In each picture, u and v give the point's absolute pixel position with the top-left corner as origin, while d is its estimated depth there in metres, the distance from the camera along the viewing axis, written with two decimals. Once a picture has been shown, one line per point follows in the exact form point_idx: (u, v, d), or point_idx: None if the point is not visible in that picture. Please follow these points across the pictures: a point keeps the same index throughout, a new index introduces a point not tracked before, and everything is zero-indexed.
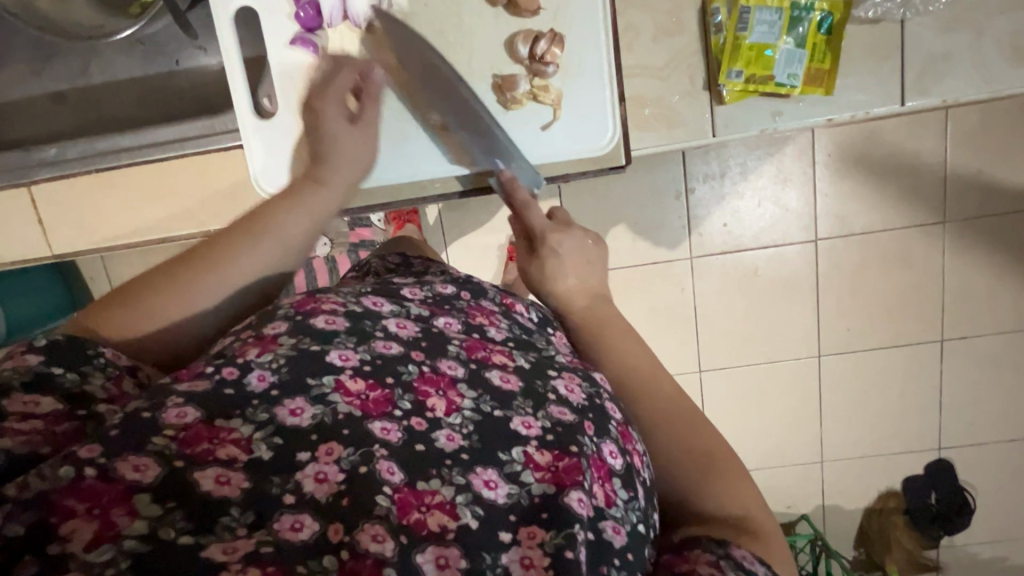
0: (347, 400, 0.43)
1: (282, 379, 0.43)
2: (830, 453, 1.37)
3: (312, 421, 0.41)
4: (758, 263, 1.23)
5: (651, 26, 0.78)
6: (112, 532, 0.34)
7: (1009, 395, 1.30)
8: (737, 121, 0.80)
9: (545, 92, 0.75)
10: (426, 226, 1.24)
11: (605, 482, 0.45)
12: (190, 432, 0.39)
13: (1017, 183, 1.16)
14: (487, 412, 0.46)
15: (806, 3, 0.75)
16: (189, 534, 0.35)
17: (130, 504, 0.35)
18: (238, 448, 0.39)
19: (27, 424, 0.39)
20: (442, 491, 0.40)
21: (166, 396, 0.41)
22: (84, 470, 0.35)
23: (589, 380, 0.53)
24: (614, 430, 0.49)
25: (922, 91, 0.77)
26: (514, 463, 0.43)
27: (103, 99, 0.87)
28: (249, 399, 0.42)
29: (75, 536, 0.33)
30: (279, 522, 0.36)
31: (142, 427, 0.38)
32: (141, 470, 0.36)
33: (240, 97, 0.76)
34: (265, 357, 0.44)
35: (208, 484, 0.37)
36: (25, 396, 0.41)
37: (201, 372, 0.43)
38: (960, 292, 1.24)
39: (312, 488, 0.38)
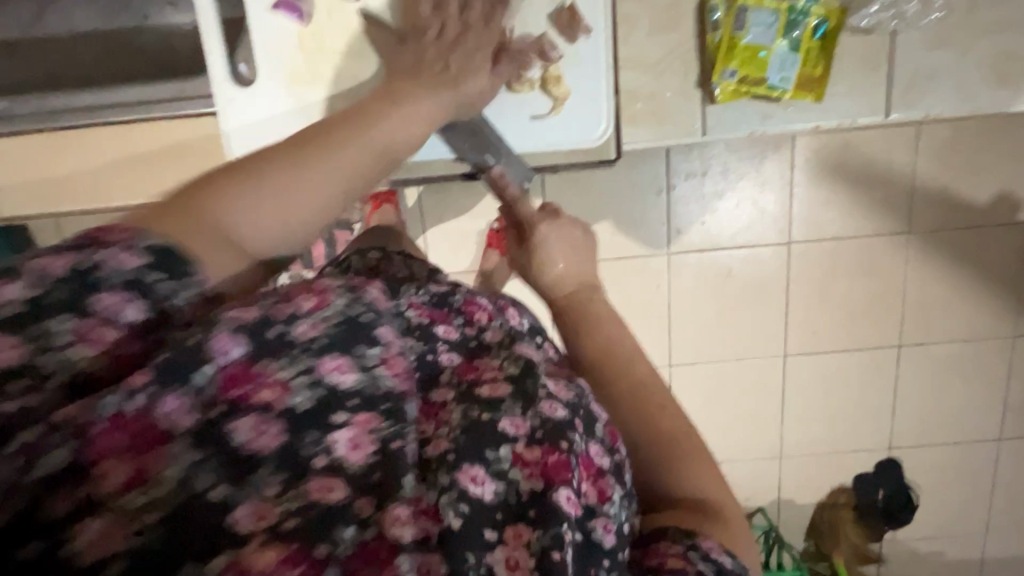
0: (392, 375, 0.44)
1: (332, 334, 0.44)
2: (788, 449, 1.42)
3: (354, 386, 0.42)
4: (732, 263, 1.25)
5: (648, 19, 0.76)
6: (145, 475, 0.35)
7: (957, 401, 1.37)
8: (726, 121, 0.80)
9: (555, 85, 0.73)
10: (405, 208, 1.21)
11: (596, 481, 0.46)
12: (229, 373, 0.40)
13: (978, 199, 1.21)
14: (474, 417, 0.45)
15: (803, 7, 0.74)
16: (221, 488, 0.36)
17: (163, 449, 0.36)
18: (275, 394, 0.40)
19: (110, 337, 0.41)
20: (426, 496, 0.40)
21: (217, 321, 0.42)
22: (123, 406, 0.37)
23: (575, 385, 0.52)
24: (601, 430, 0.50)
25: (908, 105, 0.79)
26: (502, 460, 0.43)
27: (62, 53, 0.80)
28: (291, 346, 0.42)
29: (113, 475, 0.35)
30: (309, 485, 0.37)
31: (178, 368, 0.39)
32: (179, 410, 0.38)
33: (217, 62, 0.71)
34: (322, 311, 0.45)
35: (244, 433, 0.38)
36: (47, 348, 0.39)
37: (248, 307, 0.45)
38: (919, 301, 1.29)
39: (347, 454, 0.39)
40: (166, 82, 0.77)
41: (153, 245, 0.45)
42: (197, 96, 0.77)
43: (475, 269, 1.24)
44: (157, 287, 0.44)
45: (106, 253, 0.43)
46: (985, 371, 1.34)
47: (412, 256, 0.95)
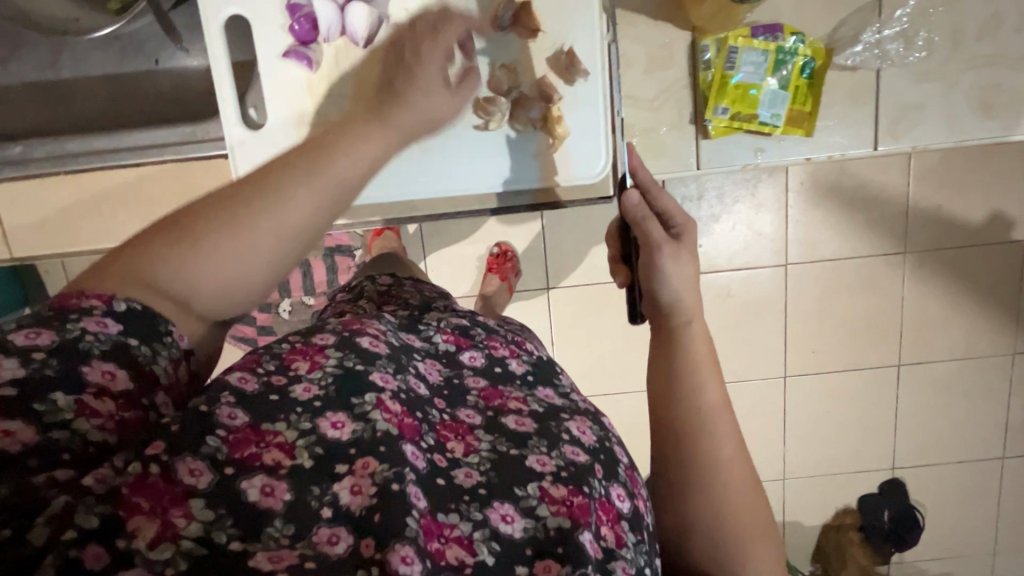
0: (386, 417, 0.44)
1: (327, 393, 0.44)
2: (792, 470, 1.41)
3: (352, 436, 0.42)
4: (730, 284, 1.27)
5: (643, 58, 0.79)
6: (171, 532, 0.36)
7: (959, 419, 1.37)
8: (721, 154, 0.82)
9: (555, 125, 0.75)
10: (407, 235, 1.23)
11: (614, 524, 0.47)
12: (238, 436, 0.40)
13: (970, 220, 1.23)
14: (503, 451, 0.47)
15: (791, 47, 0.77)
16: (238, 539, 0.36)
17: (187, 506, 0.37)
18: (283, 453, 0.40)
19: (102, 404, 0.40)
20: (461, 526, 0.42)
21: (218, 392, 0.42)
22: (149, 467, 0.37)
23: (597, 422, 0.54)
24: (622, 473, 0.51)
25: (895, 137, 0.81)
26: (530, 497, 0.44)
27: (72, 96, 0.82)
28: (293, 406, 0.42)
29: (140, 533, 0.35)
30: (317, 535, 0.38)
31: (197, 428, 0.39)
32: (195, 475, 0.38)
33: (229, 107, 0.73)
34: (315, 372, 0.45)
35: (254, 493, 0.38)
36: (104, 366, 0.41)
37: (252, 369, 0.45)
38: (917, 320, 1.30)
39: (348, 500, 0.39)
40: (179, 126, 0.79)
41: (129, 307, 0.44)
42: (206, 140, 0.79)
43: (476, 294, 1.25)
44: (137, 354, 0.43)
45: (82, 321, 0.42)
46: (985, 389, 1.35)
47: (420, 279, 0.97)
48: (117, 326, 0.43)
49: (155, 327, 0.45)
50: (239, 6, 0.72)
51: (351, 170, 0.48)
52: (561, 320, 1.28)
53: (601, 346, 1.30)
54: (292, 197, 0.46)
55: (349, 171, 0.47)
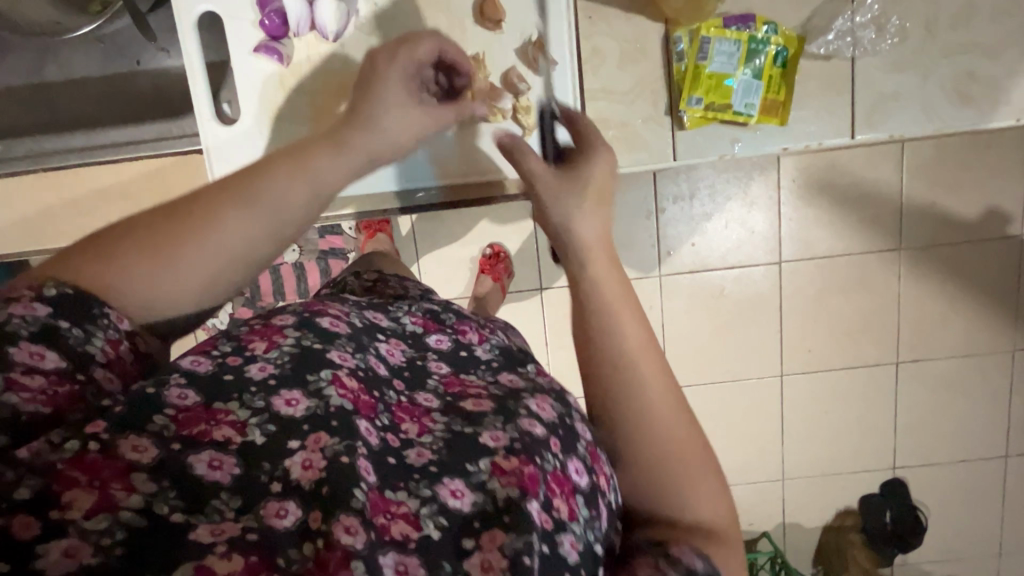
0: (341, 393, 0.45)
1: (282, 370, 0.45)
2: (791, 471, 1.40)
3: (306, 412, 0.43)
4: (723, 283, 1.26)
5: (617, 53, 0.80)
6: (110, 503, 0.36)
7: (960, 417, 1.35)
8: (697, 146, 0.82)
9: (525, 112, 0.74)
10: (399, 237, 1.24)
11: (568, 498, 0.46)
12: (187, 414, 0.41)
13: (964, 215, 1.22)
14: (457, 430, 0.47)
15: (762, 37, 0.77)
16: (180, 513, 0.37)
17: (129, 480, 0.37)
18: (234, 430, 0.41)
19: (33, 380, 0.39)
20: (408, 503, 0.41)
21: (168, 375, 0.43)
22: (88, 445, 0.37)
23: (560, 400, 0.52)
24: (582, 449, 0.49)
25: (873, 127, 0.81)
26: (481, 473, 0.44)
27: (58, 98, 0.84)
28: (247, 385, 0.44)
29: (75, 505, 0.35)
30: (265, 508, 0.38)
31: (146, 406, 0.40)
32: (139, 451, 0.38)
33: (202, 101, 0.74)
34: (271, 352, 0.47)
35: (202, 467, 0.39)
36: (32, 346, 0.40)
37: (207, 353, 0.46)
38: (914, 316, 1.29)
39: (299, 475, 0.40)
40: (161, 121, 0.82)
41: (60, 292, 0.42)
42: (181, 136, 0.81)
43: (468, 294, 1.25)
44: (67, 336, 0.41)
45: (12, 307, 0.40)
46: (985, 386, 1.33)
47: (406, 277, 0.97)
48: (47, 310, 0.41)
49: (89, 309, 0.43)
50: (211, 4, 0.72)
51: (288, 198, 0.48)
52: (554, 320, 1.28)
53: None
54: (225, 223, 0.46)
55: (290, 201, 0.48)
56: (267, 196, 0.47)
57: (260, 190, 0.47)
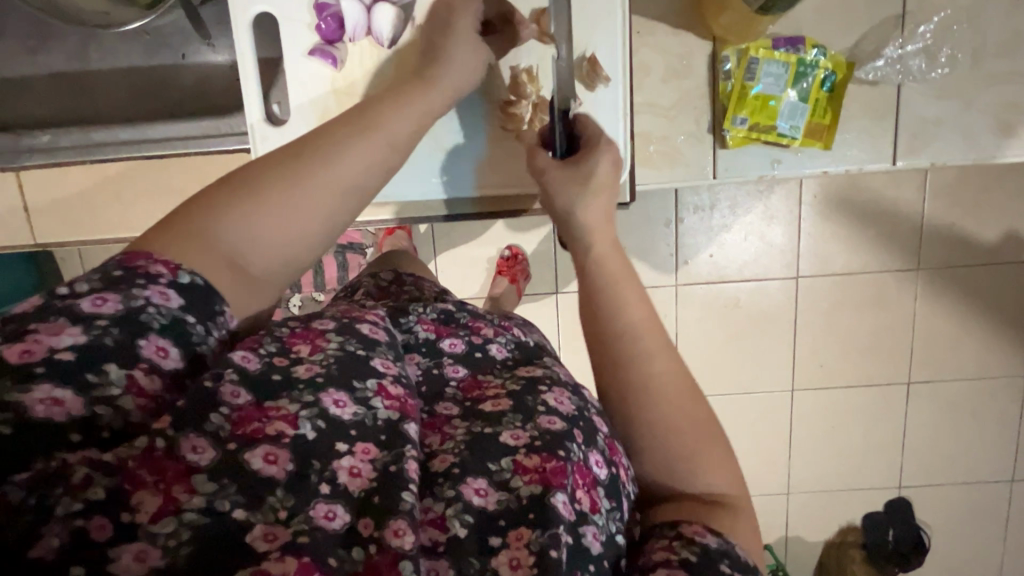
0: (387, 403, 0.43)
1: (329, 372, 0.42)
2: (796, 485, 1.40)
3: (354, 417, 0.41)
4: (739, 295, 1.26)
5: (662, 67, 0.80)
6: (174, 506, 0.35)
7: (967, 439, 1.35)
8: (736, 165, 0.82)
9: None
10: (417, 234, 1.23)
11: (590, 490, 0.46)
12: (241, 414, 0.39)
13: (984, 238, 1.22)
14: (478, 431, 0.46)
15: (811, 60, 0.77)
16: (241, 510, 0.36)
17: (190, 481, 0.36)
18: (285, 424, 0.39)
19: (148, 373, 0.38)
20: (434, 507, 0.42)
21: (222, 367, 0.40)
22: (154, 442, 0.36)
23: (577, 393, 0.52)
24: (601, 441, 0.49)
25: (913, 152, 0.81)
26: (503, 471, 0.44)
27: (99, 86, 0.84)
28: (293, 384, 0.41)
29: (142, 507, 0.34)
30: (314, 510, 0.37)
31: (202, 403, 0.38)
32: (199, 451, 0.37)
33: (252, 102, 0.74)
34: (316, 354, 0.44)
35: (258, 463, 0.37)
36: (151, 336, 0.39)
37: (254, 348, 0.43)
38: (927, 336, 1.29)
39: (346, 481, 0.39)
40: (206, 119, 0.81)
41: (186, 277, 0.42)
42: (230, 133, 0.80)
43: (484, 295, 1.25)
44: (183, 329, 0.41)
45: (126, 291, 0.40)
46: (994, 410, 1.33)
47: (421, 276, 0.98)
48: (179, 301, 0.41)
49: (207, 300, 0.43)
50: (266, 4, 0.72)
51: (354, 162, 0.48)
52: (568, 324, 1.28)
53: None
54: (311, 176, 0.47)
55: (359, 160, 0.49)
56: (340, 161, 0.48)
57: (330, 153, 0.48)
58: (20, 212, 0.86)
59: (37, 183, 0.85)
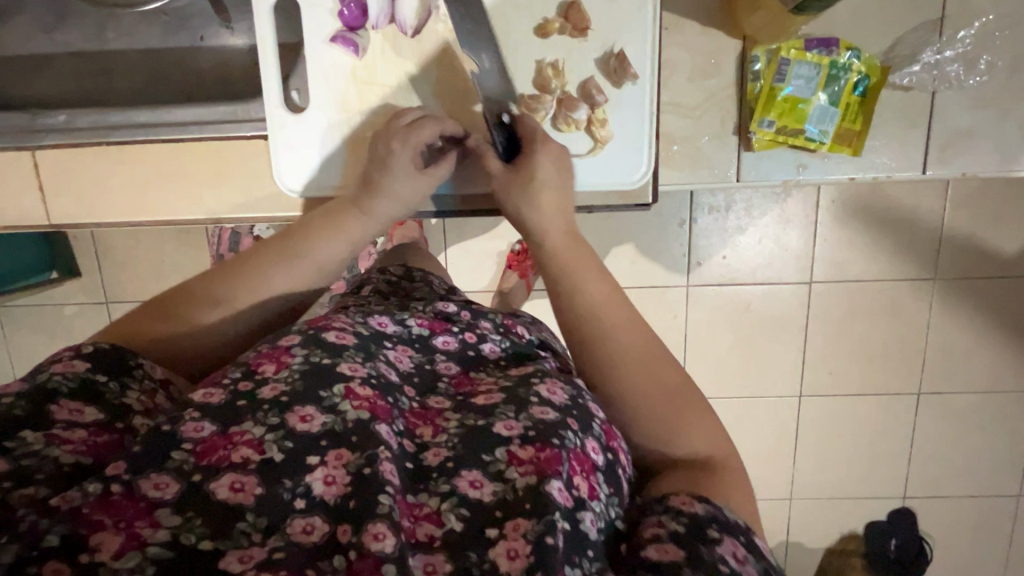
0: (356, 405, 0.44)
1: (293, 388, 0.44)
2: (800, 491, 1.39)
3: (323, 427, 0.42)
4: (751, 298, 1.25)
5: (689, 66, 0.78)
6: (137, 542, 0.36)
7: (976, 453, 1.34)
8: (761, 168, 0.80)
9: (598, 127, 0.74)
10: (428, 226, 1.22)
11: (588, 476, 0.45)
12: (205, 445, 0.40)
13: (1005, 250, 1.20)
14: (472, 425, 0.46)
15: (844, 63, 0.75)
16: (208, 539, 0.37)
17: (153, 516, 0.37)
18: (251, 449, 0.40)
19: (72, 433, 0.42)
20: (430, 503, 0.41)
21: (183, 411, 0.42)
22: (110, 486, 0.37)
23: (571, 384, 0.52)
24: (597, 428, 0.49)
25: (944, 162, 0.79)
26: (497, 462, 0.43)
27: (115, 67, 0.83)
28: (259, 405, 0.42)
29: (103, 547, 0.35)
30: (290, 526, 0.38)
31: (163, 444, 0.40)
32: (161, 488, 0.38)
33: (272, 89, 0.73)
34: (282, 372, 0.45)
35: (223, 492, 0.39)
36: (71, 403, 0.44)
37: (218, 383, 0.45)
38: (940, 348, 1.27)
39: (321, 490, 0.40)
40: (221, 105, 0.80)
41: (95, 348, 0.49)
42: (247, 120, 0.79)
43: (493, 289, 1.24)
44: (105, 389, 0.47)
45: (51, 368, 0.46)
46: (1005, 424, 1.31)
47: (431, 273, 0.97)
48: (87, 364, 0.47)
49: (125, 363, 0.50)
50: None
51: (327, 257, 0.64)
52: None
53: None
54: (274, 276, 0.61)
55: (326, 256, 0.64)
56: (311, 258, 0.63)
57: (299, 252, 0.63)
58: (36, 193, 0.84)
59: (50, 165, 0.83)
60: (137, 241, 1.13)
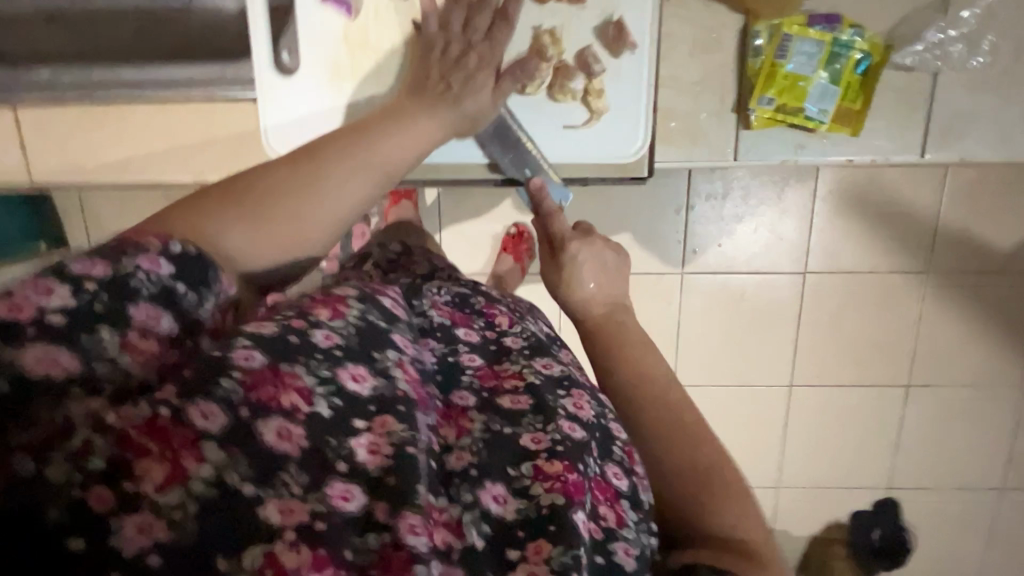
0: (404, 379, 0.44)
1: (347, 344, 0.43)
2: (787, 479, 1.40)
3: (372, 392, 0.41)
4: (745, 287, 1.25)
5: (689, 40, 0.77)
6: (181, 474, 0.34)
7: (962, 445, 1.35)
8: (759, 146, 0.80)
9: (595, 98, 0.73)
10: (423, 207, 1.21)
11: (613, 504, 0.46)
12: (254, 376, 0.38)
13: (998, 244, 1.20)
14: (497, 430, 0.46)
15: (846, 40, 0.74)
16: (251, 484, 0.35)
17: (197, 449, 0.35)
18: (301, 398, 0.39)
19: (145, 344, 0.41)
20: (449, 510, 0.40)
21: (235, 336, 0.40)
22: (157, 410, 0.36)
23: (596, 398, 0.53)
24: (618, 453, 0.50)
25: (944, 146, 0.78)
26: (523, 477, 0.43)
27: (102, 25, 0.82)
28: (312, 350, 0.41)
29: (148, 476, 0.34)
30: (330, 488, 0.37)
31: (213, 369, 0.38)
32: (208, 417, 0.36)
33: (261, 49, 0.72)
34: (336, 321, 0.44)
35: (270, 436, 0.37)
36: (149, 307, 0.42)
37: (268, 317, 0.43)
38: (931, 341, 1.27)
39: (365, 458, 0.38)
40: (212, 66, 0.79)
41: (184, 251, 0.45)
42: (236, 82, 0.78)
43: (487, 271, 1.23)
44: (184, 299, 0.44)
45: (137, 259, 0.43)
46: (992, 418, 1.32)
47: (429, 249, 0.95)
48: (170, 269, 0.44)
49: (205, 273, 0.46)
50: None
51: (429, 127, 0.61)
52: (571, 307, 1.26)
53: None
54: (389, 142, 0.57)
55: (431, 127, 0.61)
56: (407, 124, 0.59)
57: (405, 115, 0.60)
58: (18, 152, 0.82)
59: (32, 123, 0.81)
60: (124, 208, 1.11)
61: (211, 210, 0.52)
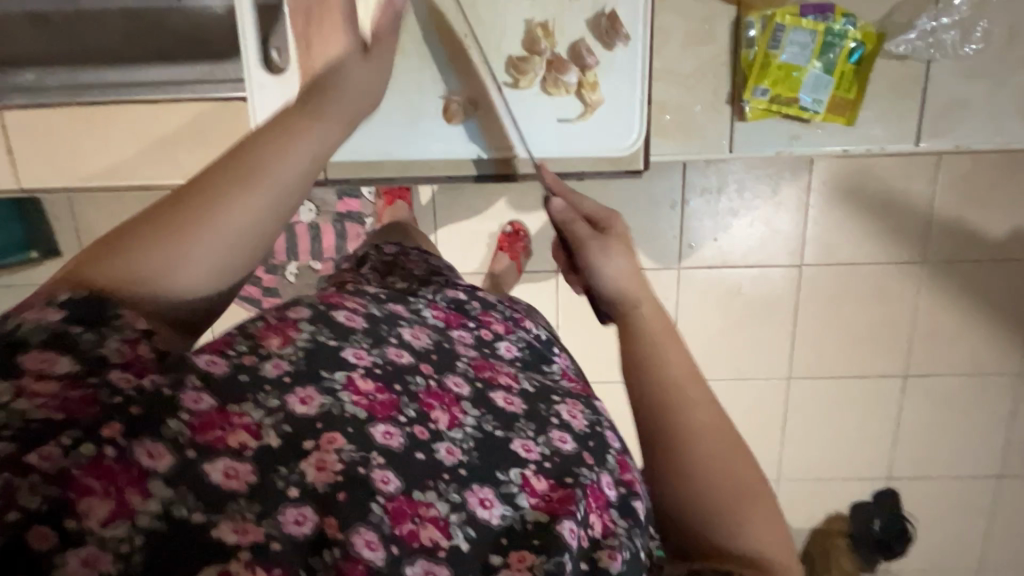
0: (355, 400, 0.42)
1: (297, 367, 0.43)
2: (785, 472, 1.40)
3: (320, 411, 0.41)
4: (742, 281, 1.25)
5: (683, 32, 0.76)
6: (126, 510, 0.34)
7: (961, 434, 1.35)
8: (753, 139, 0.79)
9: (589, 91, 0.72)
10: (417, 206, 1.20)
11: (603, 513, 0.45)
12: (201, 419, 0.38)
13: (993, 234, 1.20)
14: (488, 431, 0.46)
15: (840, 30, 0.74)
16: (202, 512, 0.35)
17: (145, 486, 0.34)
18: (249, 435, 0.38)
19: (42, 390, 0.35)
20: (437, 506, 0.40)
21: (184, 373, 0.39)
22: (104, 448, 0.34)
23: (590, 407, 0.54)
24: (612, 461, 0.49)
25: (937, 135, 0.78)
26: (511, 484, 0.43)
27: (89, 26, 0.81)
28: (261, 384, 0.41)
29: (92, 513, 0.33)
30: (283, 514, 0.37)
31: (159, 405, 0.37)
32: (155, 457, 0.35)
33: (250, 46, 0.71)
34: (287, 348, 0.44)
35: (217, 476, 0.36)
36: (41, 353, 0.36)
37: (225, 350, 0.42)
38: (928, 331, 1.28)
39: (313, 477, 0.38)
40: (201, 64, 0.79)
41: (71, 296, 0.38)
42: (225, 80, 0.78)
43: (483, 270, 1.23)
44: (81, 340, 0.37)
45: (22, 312, 0.37)
46: (989, 406, 1.33)
47: (428, 251, 0.95)
48: (59, 313, 0.37)
49: (103, 312, 0.38)
50: None
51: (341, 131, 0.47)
52: (567, 304, 1.25)
53: (607, 334, 1.26)
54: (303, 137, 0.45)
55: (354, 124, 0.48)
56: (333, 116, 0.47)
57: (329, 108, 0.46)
58: (5, 156, 0.82)
59: (20, 126, 0.80)
60: (115, 212, 1.10)
61: (157, 242, 0.41)
